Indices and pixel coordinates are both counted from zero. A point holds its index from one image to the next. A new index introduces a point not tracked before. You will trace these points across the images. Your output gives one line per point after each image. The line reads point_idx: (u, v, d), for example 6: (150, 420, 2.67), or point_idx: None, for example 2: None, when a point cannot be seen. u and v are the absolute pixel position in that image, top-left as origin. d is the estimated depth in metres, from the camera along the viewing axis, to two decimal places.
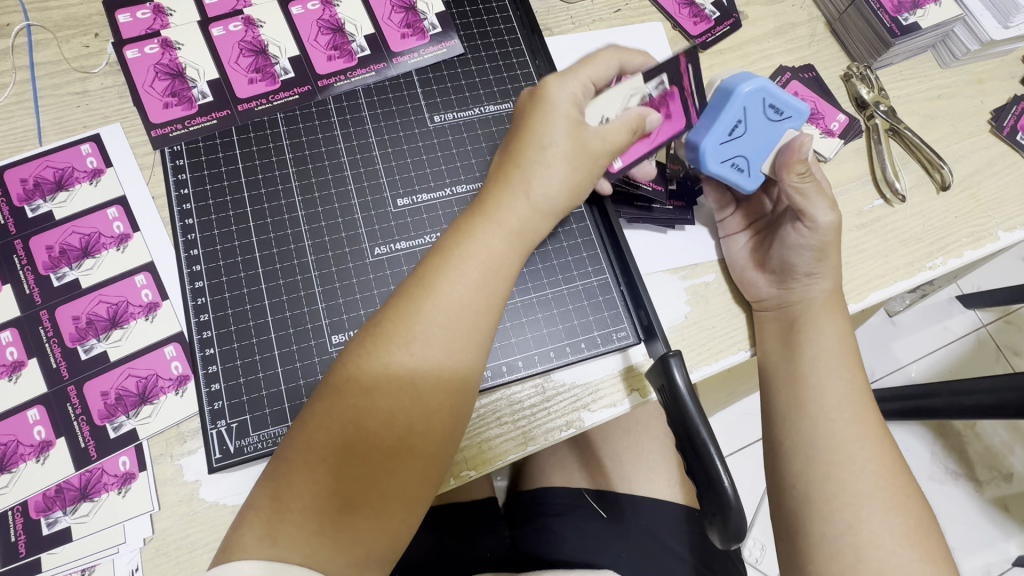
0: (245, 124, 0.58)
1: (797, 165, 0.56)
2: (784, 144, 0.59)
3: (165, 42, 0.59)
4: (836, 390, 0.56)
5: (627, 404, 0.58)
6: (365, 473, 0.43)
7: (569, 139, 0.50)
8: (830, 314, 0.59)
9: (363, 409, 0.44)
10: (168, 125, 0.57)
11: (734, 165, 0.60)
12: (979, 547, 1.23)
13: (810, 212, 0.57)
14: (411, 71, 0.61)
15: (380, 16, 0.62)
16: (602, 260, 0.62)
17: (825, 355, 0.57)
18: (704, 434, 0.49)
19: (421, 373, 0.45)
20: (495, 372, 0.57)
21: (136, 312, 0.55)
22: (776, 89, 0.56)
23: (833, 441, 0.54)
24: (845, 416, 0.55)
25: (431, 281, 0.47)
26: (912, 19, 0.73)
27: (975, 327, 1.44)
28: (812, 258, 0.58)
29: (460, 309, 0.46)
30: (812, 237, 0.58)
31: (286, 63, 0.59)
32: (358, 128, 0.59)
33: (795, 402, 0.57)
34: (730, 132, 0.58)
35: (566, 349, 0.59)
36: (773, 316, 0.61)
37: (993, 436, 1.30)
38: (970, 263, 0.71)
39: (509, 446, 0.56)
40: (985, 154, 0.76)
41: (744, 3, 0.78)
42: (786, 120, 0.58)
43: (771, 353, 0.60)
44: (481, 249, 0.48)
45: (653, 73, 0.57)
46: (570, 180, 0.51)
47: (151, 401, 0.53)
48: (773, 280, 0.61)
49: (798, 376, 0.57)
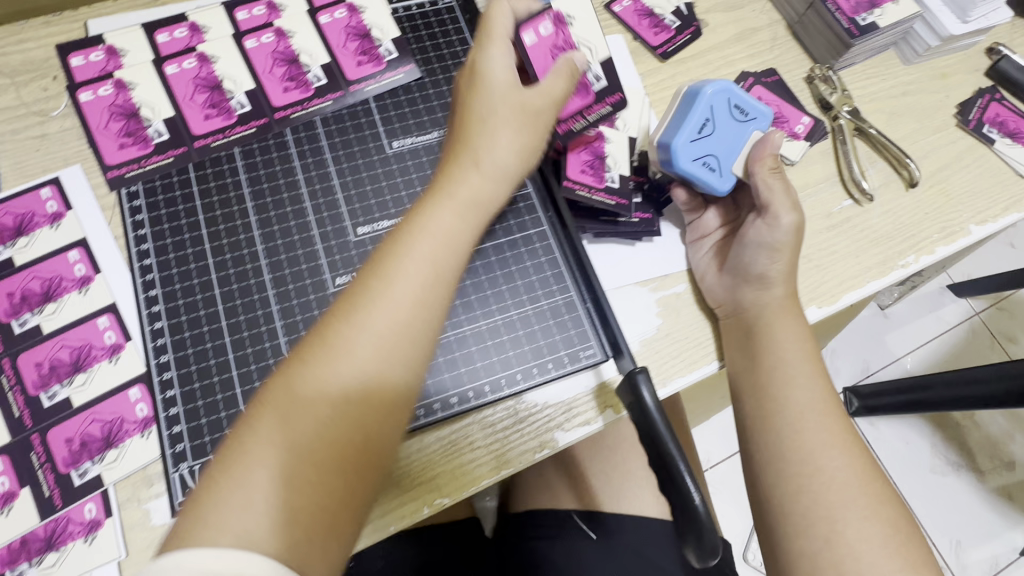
0: (202, 160, 0.57)
1: (768, 159, 0.60)
2: (750, 144, 0.62)
3: (119, 82, 0.57)
4: (798, 398, 0.55)
5: (600, 421, 0.58)
6: (311, 474, 0.39)
7: (511, 108, 0.51)
8: (784, 319, 0.58)
9: (309, 405, 0.40)
10: (124, 166, 0.56)
11: (705, 164, 0.61)
12: (982, 538, 1.34)
13: (774, 208, 0.59)
14: (369, 98, 0.61)
15: (335, 44, 0.61)
16: (567, 280, 0.61)
17: (782, 363, 0.57)
18: (673, 449, 0.49)
19: (371, 362, 0.41)
20: (462, 398, 0.56)
21: (100, 354, 0.55)
22: (737, 91, 0.61)
23: (801, 452, 0.53)
24: (809, 425, 0.54)
25: (380, 263, 0.44)
26: (870, 19, 0.73)
27: (968, 316, 1.50)
28: (766, 256, 0.59)
29: (414, 288, 0.43)
30: (775, 236, 0.59)
31: (242, 97, 0.59)
32: (317, 158, 0.58)
33: (760, 413, 0.56)
34: (700, 131, 0.61)
35: (534, 370, 0.58)
36: (736, 323, 0.60)
37: (992, 424, 1.41)
38: (943, 259, 0.71)
39: (485, 470, 0.56)
40: (952, 148, 0.76)
41: (704, 12, 0.79)
42: (751, 121, 0.62)
43: (735, 362, 0.60)
44: (438, 219, 0.46)
45: (606, 64, 0.63)
46: (519, 142, 0.51)
47: (116, 444, 0.52)
48: (733, 283, 0.61)
49: (761, 388, 0.57)
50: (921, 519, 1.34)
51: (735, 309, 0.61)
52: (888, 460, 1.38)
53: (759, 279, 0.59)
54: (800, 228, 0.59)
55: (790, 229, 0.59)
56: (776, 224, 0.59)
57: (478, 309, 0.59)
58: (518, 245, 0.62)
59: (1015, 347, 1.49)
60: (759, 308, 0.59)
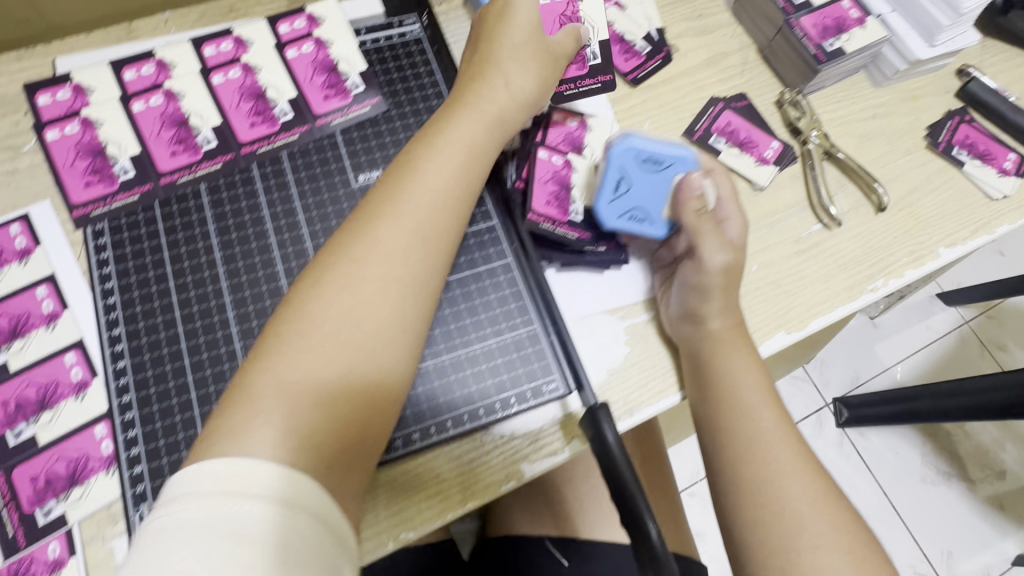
0: (167, 197, 0.57)
1: (692, 201, 0.61)
2: (673, 189, 0.63)
3: (85, 120, 0.58)
4: (748, 431, 0.57)
5: (567, 453, 0.58)
6: (365, 327, 0.45)
7: (530, 40, 0.60)
8: (733, 349, 0.60)
9: (357, 274, 0.46)
10: (89, 204, 0.56)
11: (632, 217, 0.62)
12: (975, 550, 1.33)
13: (703, 250, 0.60)
14: (336, 131, 0.62)
15: (302, 78, 0.62)
16: (530, 312, 0.62)
17: (730, 396, 0.59)
18: (631, 480, 0.50)
19: (410, 238, 0.49)
20: (424, 433, 0.56)
21: (66, 392, 0.55)
22: (646, 145, 0.63)
23: (756, 487, 0.55)
24: (762, 456, 0.56)
25: (416, 161, 0.52)
26: (837, 44, 0.74)
27: (958, 324, 1.51)
28: (696, 295, 0.60)
29: (444, 184, 0.51)
30: (705, 274, 0.60)
31: (208, 132, 0.59)
32: (282, 193, 0.59)
33: (718, 450, 0.58)
34: (616, 190, 0.62)
35: (496, 405, 0.58)
36: (689, 357, 0.62)
37: (983, 433, 1.41)
38: (911, 282, 0.72)
39: (450, 504, 0.56)
40: (922, 171, 0.76)
41: (675, 37, 0.79)
42: (670, 167, 0.63)
43: (694, 399, 0.62)
44: (441, 150, 0.53)
45: (604, 44, 0.72)
46: (534, 72, 0.59)
47: (80, 482, 0.52)
48: (682, 320, 0.62)
49: (715, 426, 0.59)
50: (912, 530, 1.34)
51: (681, 343, 0.62)
52: (878, 471, 1.38)
53: (696, 316, 0.60)
54: (730, 269, 0.61)
55: (721, 269, 0.60)
56: (707, 264, 0.60)
57: (443, 342, 0.59)
58: (483, 277, 0.62)
59: (1004, 355, 1.49)
60: (700, 342, 0.60)
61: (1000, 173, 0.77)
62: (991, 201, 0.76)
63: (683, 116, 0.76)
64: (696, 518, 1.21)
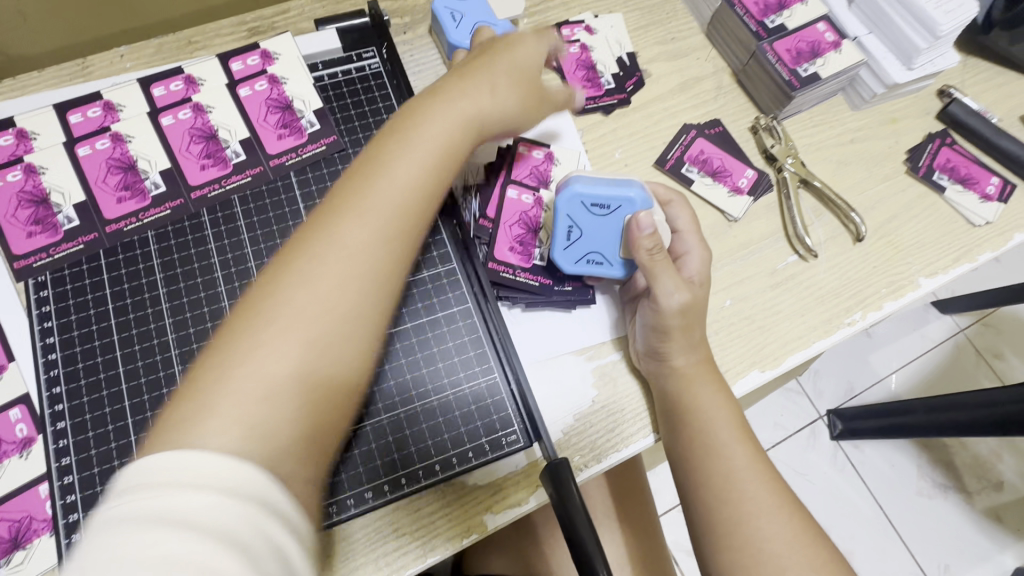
0: (114, 246, 0.56)
1: (643, 242, 0.56)
2: (625, 230, 0.59)
3: (29, 167, 0.56)
4: (723, 466, 0.56)
5: (532, 503, 0.57)
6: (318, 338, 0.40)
7: (524, 56, 0.56)
8: (701, 389, 0.58)
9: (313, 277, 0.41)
10: (32, 255, 0.54)
11: (591, 261, 0.61)
12: (973, 562, 1.31)
13: (658, 293, 0.56)
14: (290, 172, 0.60)
15: (255, 118, 0.60)
16: (490, 360, 0.60)
17: (704, 430, 0.57)
18: (584, 523, 0.48)
19: (369, 244, 0.43)
20: (378, 491, 0.54)
21: (10, 449, 0.53)
22: (589, 190, 0.59)
23: (729, 526, 0.54)
24: (738, 493, 0.54)
25: (385, 156, 0.47)
26: (812, 69, 0.72)
27: (953, 333, 1.49)
28: (654, 336, 0.58)
29: (412, 185, 0.46)
30: (662, 316, 0.56)
31: (157, 177, 0.57)
32: (234, 239, 0.57)
33: (692, 486, 0.57)
34: (568, 237, 0.60)
35: (454, 460, 0.56)
36: (659, 393, 0.60)
37: (980, 445, 1.39)
38: (890, 315, 0.69)
39: (409, 559, 0.54)
40: (901, 197, 0.74)
41: (647, 61, 0.77)
42: (618, 209, 0.59)
43: (666, 434, 0.60)
44: (412, 143, 0.47)
45: (616, 74, 0.76)
46: (523, 87, 0.55)
47: (23, 545, 0.51)
48: (648, 357, 0.60)
49: (689, 461, 0.57)
50: (908, 545, 1.31)
51: (651, 379, 0.61)
52: (874, 486, 1.35)
53: (660, 355, 0.58)
54: (688, 309, 0.57)
55: (678, 310, 0.56)
56: (662, 306, 0.56)
57: (399, 392, 0.57)
58: (442, 323, 0.60)
59: (1000, 363, 1.47)
60: (665, 380, 0.59)
61: (982, 198, 0.75)
62: (974, 227, 0.74)
63: (655, 145, 0.74)
64: (675, 539, 1.20)
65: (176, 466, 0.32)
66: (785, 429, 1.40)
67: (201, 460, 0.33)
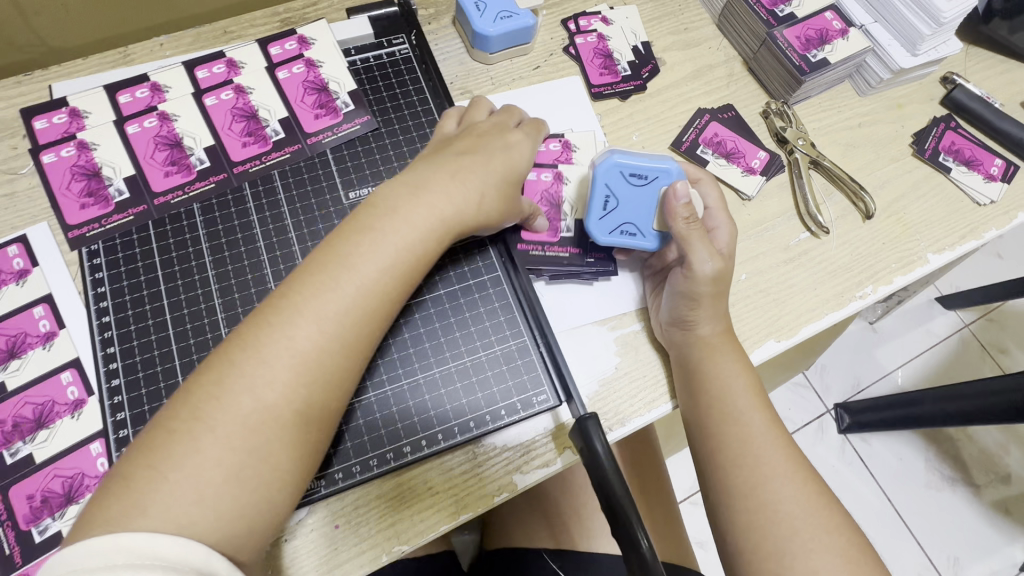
0: (162, 217, 0.58)
1: (680, 211, 0.60)
2: (660, 202, 0.63)
3: (81, 143, 0.59)
4: (739, 434, 0.58)
5: (559, 463, 0.59)
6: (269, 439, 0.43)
7: (500, 161, 0.57)
8: (723, 353, 0.61)
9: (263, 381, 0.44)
10: (85, 225, 0.58)
11: (625, 232, 0.63)
12: (982, 554, 1.32)
13: (694, 259, 0.59)
14: (327, 149, 0.63)
15: (293, 98, 0.63)
16: (520, 324, 0.63)
17: (724, 397, 0.59)
18: (618, 488, 0.49)
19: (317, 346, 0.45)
20: (415, 447, 0.57)
21: (62, 410, 0.55)
22: (629, 161, 0.63)
23: (746, 489, 0.56)
24: (757, 459, 0.57)
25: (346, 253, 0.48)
26: (821, 55, 0.75)
27: (958, 328, 1.51)
28: (686, 303, 0.60)
29: (369, 291, 0.48)
30: (697, 281, 0.59)
31: (202, 153, 0.60)
32: (275, 211, 0.60)
33: (708, 451, 0.59)
34: (605, 207, 0.63)
35: (487, 418, 0.59)
36: (680, 362, 0.62)
37: (986, 438, 1.40)
38: (900, 289, 0.72)
39: (442, 517, 0.56)
40: (909, 177, 0.77)
41: (661, 50, 0.80)
42: (654, 180, 0.63)
43: (685, 403, 0.62)
44: (377, 245, 0.49)
45: (632, 63, 0.79)
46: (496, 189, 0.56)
47: (76, 499, 0.53)
48: (673, 327, 0.62)
49: (703, 427, 0.60)
50: (917, 537, 1.33)
51: (671, 348, 0.63)
52: (881, 478, 1.37)
53: (685, 323, 0.61)
54: (720, 278, 0.60)
55: (711, 278, 0.59)
56: (697, 271, 0.59)
57: (432, 357, 0.60)
58: (473, 290, 0.63)
59: (1004, 357, 1.49)
60: (688, 348, 0.61)
61: (987, 178, 0.78)
62: (979, 207, 0.77)
63: (670, 129, 0.77)
64: (694, 528, 1.21)
65: (106, 556, 0.37)
66: (792, 421, 1.42)
67: (130, 548, 0.37)
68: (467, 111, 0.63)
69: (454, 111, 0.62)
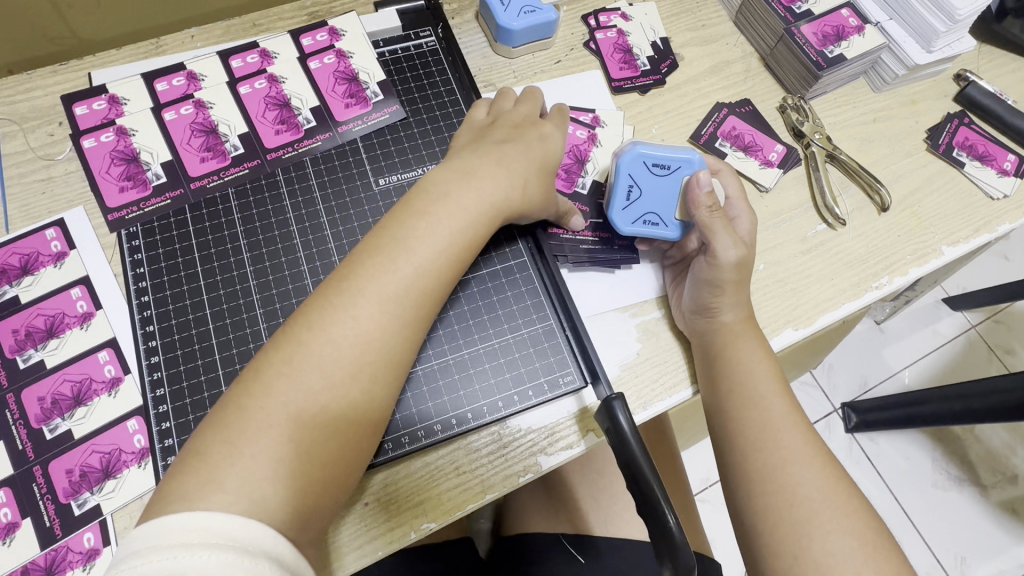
0: (198, 201, 0.60)
1: (704, 200, 0.61)
2: (683, 191, 0.65)
3: (120, 129, 0.61)
4: (761, 418, 0.59)
5: (582, 445, 0.60)
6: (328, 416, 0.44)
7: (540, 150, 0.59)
8: (745, 338, 0.62)
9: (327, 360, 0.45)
10: (124, 208, 0.59)
11: (647, 222, 0.65)
12: (989, 554, 1.33)
13: (717, 246, 0.60)
14: (357, 137, 0.64)
15: (324, 88, 0.65)
16: (546, 309, 0.64)
17: (745, 380, 0.61)
18: (645, 466, 0.51)
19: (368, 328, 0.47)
20: (444, 426, 0.58)
21: (100, 388, 0.56)
22: (652, 151, 0.65)
23: (765, 474, 0.57)
24: (776, 444, 0.58)
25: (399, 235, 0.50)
26: (837, 51, 0.76)
27: (965, 329, 1.51)
28: (709, 291, 0.61)
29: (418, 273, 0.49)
30: (720, 268, 0.61)
31: (236, 139, 0.62)
32: (307, 196, 0.62)
33: (726, 434, 0.60)
34: (628, 197, 0.65)
35: (514, 398, 0.60)
36: (702, 348, 0.63)
37: (993, 437, 1.41)
38: (915, 281, 0.73)
39: (469, 496, 0.58)
40: (923, 172, 0.78)
41: (680, 46, 0.82)
42: (676, 170, 0.65)
43: (706, 389, 0.63)
44: (432, 228, 0.50)
45: (652, 58, 0.80)
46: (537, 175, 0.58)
47: (114, 475, 0.54)
48: (694, 313, 0.64)
49: (724, 411, 0.61)
50: (925, 536, 1.33)
51: (694, 335, 0.64)
52: (889, 477, 1.38)
53: (709, 311, 0.62)
54: (743, 265, 0.61)
55: (733, 265, 0.61)
56: (719, 258, 0.60)
57: (461, 339, 0.61)
58: (501, 274, 0.65)
59: (1011, 358, 1.50)
60: (712, 335, 0.62)
61: (999, 173, 0.79)
62: (992, 201, 0.78)
63: (689, 122, 0.78)
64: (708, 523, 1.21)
65: (184, 532, 0.37)
66: None
67: (206, 528, 0.38)
68: (494, 100, 0.64)
69: (484, 100, 0.64)
